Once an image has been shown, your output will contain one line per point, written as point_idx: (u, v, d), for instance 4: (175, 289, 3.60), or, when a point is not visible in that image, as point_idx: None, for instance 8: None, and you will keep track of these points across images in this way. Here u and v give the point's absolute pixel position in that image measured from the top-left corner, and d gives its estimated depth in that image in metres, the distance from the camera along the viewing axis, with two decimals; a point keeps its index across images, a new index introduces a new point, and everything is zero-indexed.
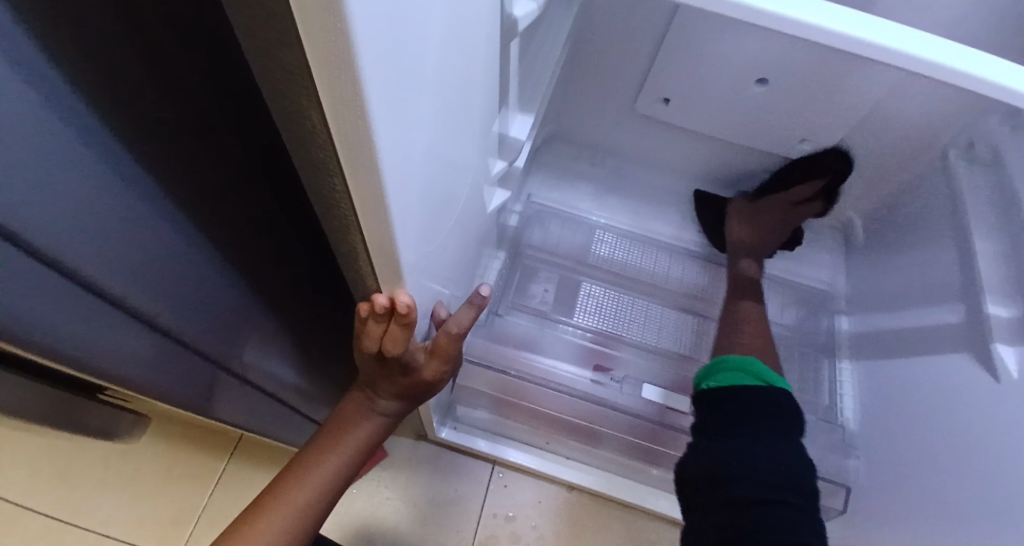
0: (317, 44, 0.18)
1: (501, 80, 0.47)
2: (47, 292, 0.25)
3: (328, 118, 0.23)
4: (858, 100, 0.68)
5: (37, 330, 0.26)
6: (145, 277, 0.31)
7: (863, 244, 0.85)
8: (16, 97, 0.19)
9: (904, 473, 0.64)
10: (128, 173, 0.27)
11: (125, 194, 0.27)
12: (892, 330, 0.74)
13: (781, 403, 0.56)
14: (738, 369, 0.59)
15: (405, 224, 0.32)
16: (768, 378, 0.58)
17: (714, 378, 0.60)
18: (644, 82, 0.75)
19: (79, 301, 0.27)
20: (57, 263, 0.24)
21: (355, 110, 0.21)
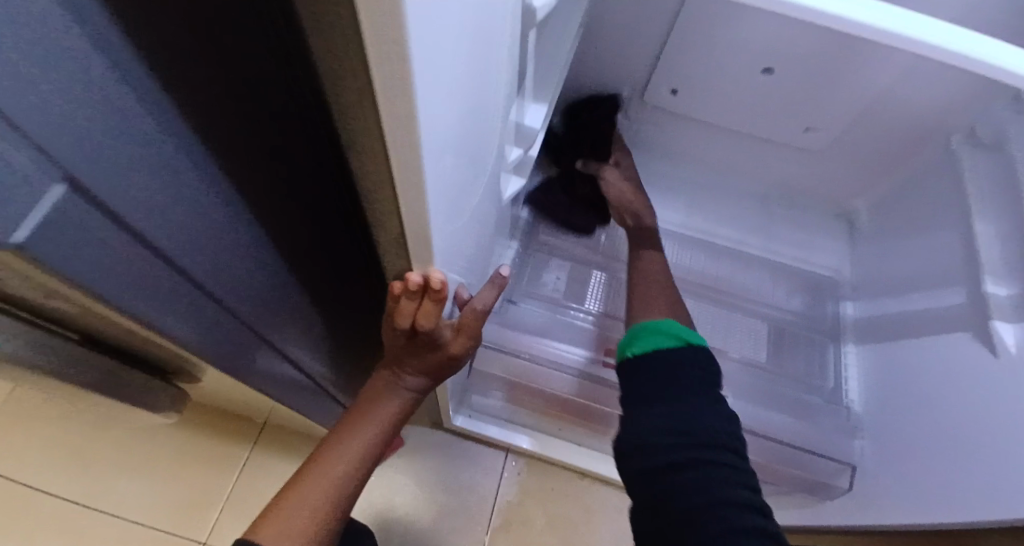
0: (380, 37, 0.21)
1: (520, 67, 0.49)
2: (106, 247, 0.28)
3: (378, 87, 0.25)
4: (863, 86, 0.70)
5: (98, 285, 0.28)
6: (187, 235, 0.34)
7: (866, 231, 0.87)
8: (90, 61, 0.22)
9: (906, 447, 0.66)
10: (180, 138, 0.30)
11: (175, 155, 0.30)
12: (896, 313, 0.76)
13: (696, 362, 0.55)
14: (656, 332, 0.57)
15: (437, 193, 0.35)
16: (686, 337, 0.56)
17: (637, 344, 0.58)
18: (654, 72, 0.77)
19: (133, 257, 0.30)
20: (118, 218, 0.27)
21: (402, 77, 0.23)
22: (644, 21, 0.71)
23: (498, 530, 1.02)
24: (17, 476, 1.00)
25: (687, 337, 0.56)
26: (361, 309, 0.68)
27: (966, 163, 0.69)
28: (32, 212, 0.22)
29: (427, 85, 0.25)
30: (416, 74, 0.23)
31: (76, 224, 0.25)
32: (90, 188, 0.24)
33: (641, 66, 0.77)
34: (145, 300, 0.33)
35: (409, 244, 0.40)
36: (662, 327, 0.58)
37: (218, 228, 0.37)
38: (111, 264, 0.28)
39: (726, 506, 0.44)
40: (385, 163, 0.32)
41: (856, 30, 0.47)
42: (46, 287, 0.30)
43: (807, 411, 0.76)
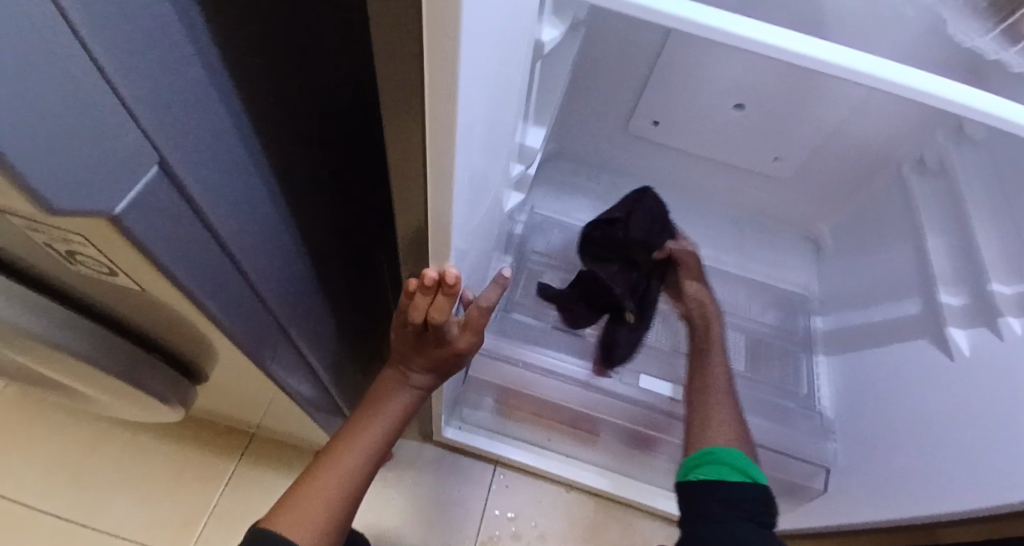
0: (436, 53, 0.27)
1: (526, 92, 0.55)
2: (175, 216, 0.32)
3: (425, 86, 0.30)
4: (822, 121, 0.79)
5: (166, 253, 0.33)
6: (236, 219, 0.38)
7: (831, 251, 0.94)
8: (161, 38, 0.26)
9: (872, 445, 0.72)
10: (231, 124, 0.35)
11: (228, 140, 0.35)
12: (860, 325, 0.83)
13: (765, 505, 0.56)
14: (731, 467, 0.57)
15: (460, 188, 0.40)
16: (752, 474, 0.57)
17: (699, 470, 0.58)
18: (637, 105, 0.84)
19: (194, 230, 0.34)
20: (185, 190, 0.32)
21: (446, 74, 0.29)
22: (629, 59, 0.78)
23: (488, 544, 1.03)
24: (10, 492, 1.03)
25: (753, 476, 0.57)
26: (362, 307, 0.73)
27: (916, 189, 0.77)
28: (131, 190, 0.28)
29: (464, 95, 0.31)
30: (459, 84, 0.29)
31: (152, 187, 0.29)
32: (176, 166, 0.30)
33: (627, 98, 0.84)
34: (200, 281, 0.37)
35: (430, 244, 0.46)
36: (729, 456, 0.58)
37: (262, 222, 0.42)
38: (178, 241, 0.33)
39: None
40: (420, 159, 0.38)
41: (813, 64, 0.54)
42: (115, 268, 0.35)
43: (782, 417, 0.81)
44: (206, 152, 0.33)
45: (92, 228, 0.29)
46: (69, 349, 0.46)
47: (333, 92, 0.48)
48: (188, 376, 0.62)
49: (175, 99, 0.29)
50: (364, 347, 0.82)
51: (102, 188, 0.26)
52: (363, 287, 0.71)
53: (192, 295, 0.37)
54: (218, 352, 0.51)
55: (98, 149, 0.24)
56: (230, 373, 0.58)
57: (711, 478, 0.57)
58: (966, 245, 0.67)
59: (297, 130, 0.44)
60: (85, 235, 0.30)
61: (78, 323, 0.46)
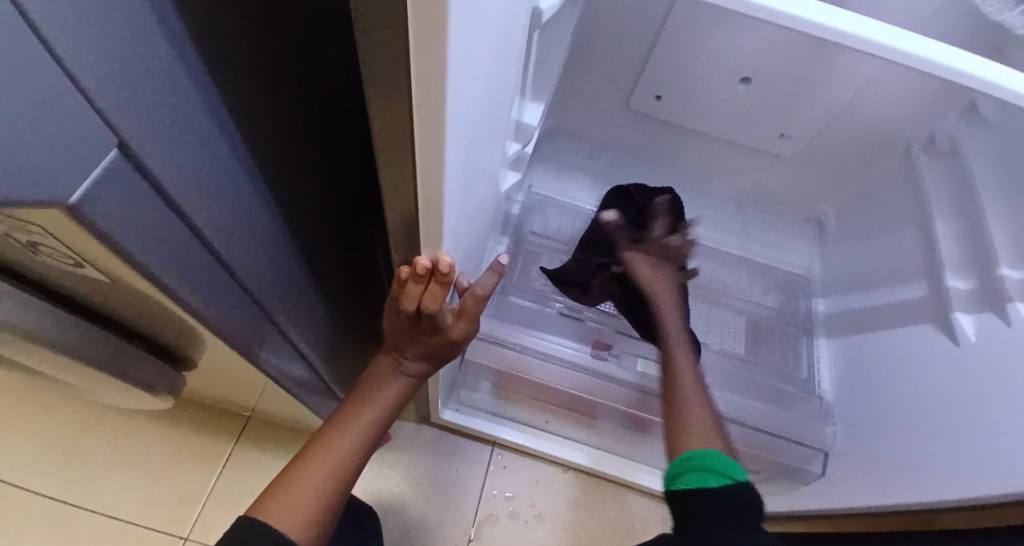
0: (423, 24, 0.25)
1: (524, 67, 0.52)
2: (144, 204, 0.30)
3: (411, 62, 0.28)
4: (830, 96, 0.76)
5: (135, 244, 0.30)
6: (213, 206, 0.36)
7: (835, 232, 0.92)
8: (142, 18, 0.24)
9: (871, 429, 0.71)
10: (206, 104, 0.32)
11: (202, 122, 0.33)
12: (863, 308, 0.82)
13: (752, 505, 0.49)
14: (703, 469, 0.52)
15: (452, 172, 0.38)
16: (734, 475, 0.51)
17: (680, 480, 0.53)
18: (639, 80, 0.81)
19: (166, 218, 0.32)
20: (152, 176, 0.29)
21: (434, 51, 0.26)
22: (630, 31, 0.75)
23: (485, 523, 1.04)
24: (4, 475, 1.03)
25: (735, 476, 0.51)
26: (354, 290, 0.71)
27: (925, 168, 0.75)
28: (89, 174, 0.25)
29: (455, 70, 0.28)
30: (448, 59, 0.27)
31: (114, 172, 0.27)
32: (141, 150, 0.28)
33: (628, 71, 0.81)
34: (174, 270, 0.35)
35: (421, 230, 0.43)
36: (708, 459, 0.53)
37: (241, 207, 0.39)
38: (147, 230, 0.31)
39: None
40: (408, 142, 0.35)
41: (820, 32, 0.51)
42: (81, 259, 0.33)
43: (782, 401, 0.80)
44: (175, 133, 0.30)
45: (48, 216, 0.27)
46: (45, 340, 0.44)
47: (316, 67, 0.45)
48: (175, 363, 0.60)
49: (137, 74, 0.26)
50: (358, 330, 0.80)
51: (55, 173, 0.23)
52: (355, 271, 0.69)
53: (166, 285, 0.35)
54: (206, 343, 0.49)
55: (45, 129, 0.22)
56: (217, 361, 0.57)
57: (692, 487, 0.52)
58: (975, 227, 0.65)
59: (277, 107, 0.41)
60: (42, 224, 0.28)
61: (54, 314, 0.44)
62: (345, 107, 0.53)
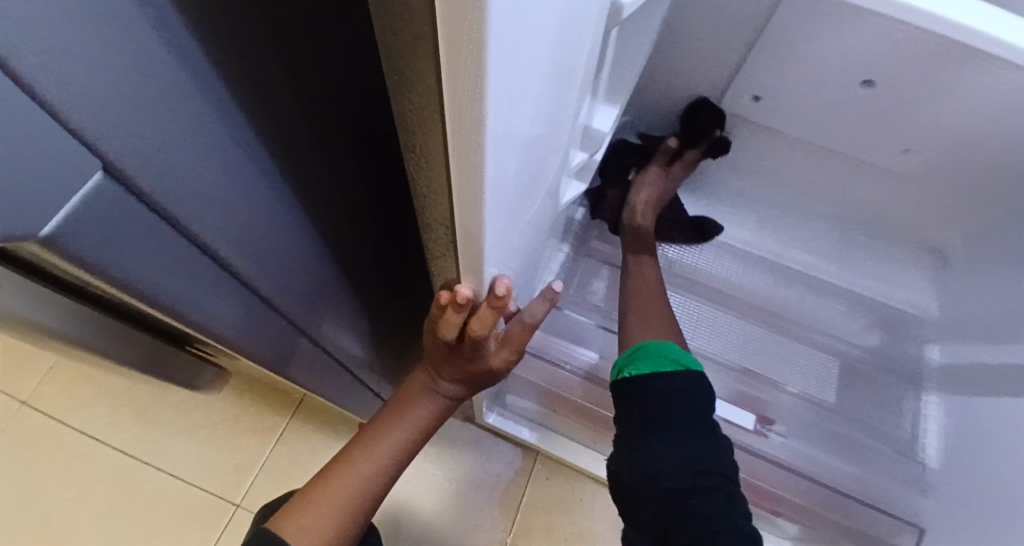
0: (457, 47, 0.18)
1: (595, 68, 0.45)
2: (154, 239, 0.26)
3: (445, 95, 0.22)
4: (974, 111, 0.62)
5: (141, 281, 0.27)
6: (237, 232, 0.32)
7: (959, 268, 0.77)
8: (135, 42, 0.20)
9: (981, 515, 0.60)
10: (233, 127, 0.28)
11: (227, 146, 0.29)
12: (983, 365, 0.69)
13: (696, 387, 0.54)
14: (656, 355, 0.56)
15: (496, 203, 0.32)
16: (685, 362, 0.55)
17: (633, 366, 0.56)
18: (734, 79, 0.71)
19: (179, 250, 0.29)
20: (163, 211, 0.26)
21: (476, 86, 0.20)
22: (727, 23, 0.65)
23: (523, 534, 1.00)
24: (84, 428, 1.10)
25: (686, 362, 0.55)
26: (404, 295, 0.68)
27: None
28: (66, 205, 0.21)
29: (501, 98, 0.22)
30: (489, 89, 0.20)
31: (119, 211, 0.23)
32: (150, 189, 0.24)
33: (724, 67, 0.70)
34: (187, 294, 0.31)
35: (462, 259, 0.38)
36: (661, 349, 0.56)
37: (267, 222, 0.35)
38: (157, 264, 0.28)
39: (734, 528, 0.48)
40: (447, 174, 0.30)
41: None
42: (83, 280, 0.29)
43: (870, 459, 0.70)
44: (186, 151, 0.25)
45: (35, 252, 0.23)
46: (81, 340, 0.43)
47: (361, 64, 0.40)
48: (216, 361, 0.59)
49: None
50: (405, 333, 0.76)
51: (20, 213, 0.19)
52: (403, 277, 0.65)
53: (178, 311, 0.31)
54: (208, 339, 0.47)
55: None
56: None
57: (645, 372, 0.55)
58: None
59: (315, 113, 0.36)
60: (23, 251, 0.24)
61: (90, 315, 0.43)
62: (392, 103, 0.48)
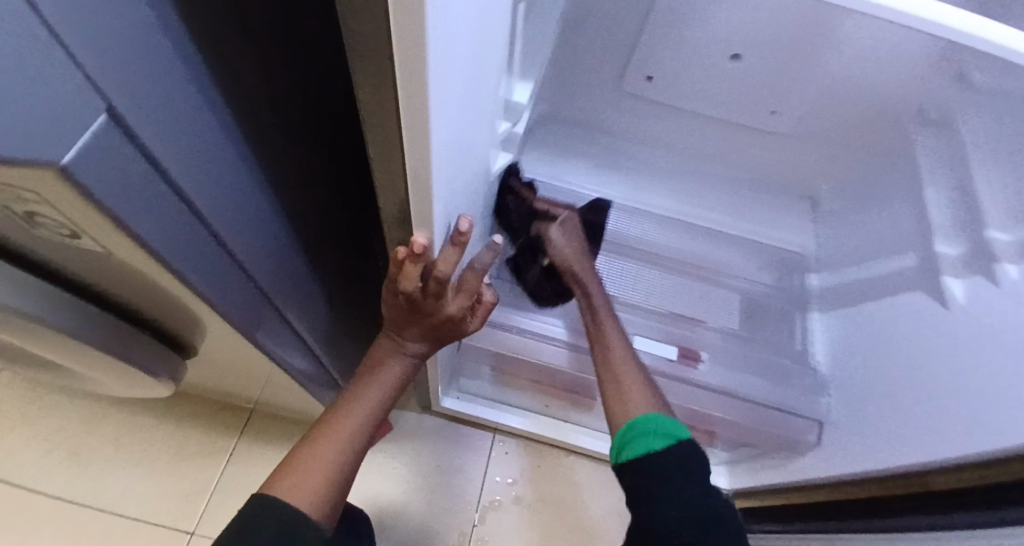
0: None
1: (508, 44, 0.52)
2: (137, 174, 0.31)
3: (393, 36, 0.29)
4: (825, 71, 0.74)
5: (127, 214, 0.31)
6: (202, 177, 0.37)
7: (828, 208, 0.91)
8: None
9: (869, 401, 0.71)
10: (179, 74, 0.33)
11: (179, 92, 0.34)
12: (856, 281, 0.82)
13: (692, 459, 0.54)
14: (646, 433, 0.56)
15: (438, 143, 0.39)
16: (676, 434, 0.56)
17: (629, 448, 0.56)
18: (629, 61, 0.81)
19: (155, 192, 0.33)
20: (142, 144, 0.31)
21: (416, 22, 0.27)
22: (619, 10, 0.74)
23: (489, 509, 1.04)
24: (11, 477, 1.02)
25: (677, 435, 0.56)
26: (347, 264, 0.72)
27: (917, 139, 0.75)
28: (66, 120, 0.25)
29: (435, 36, 0.29)
30: (427, 24, 0.27)
31: (106, 143, 0.28)
32: (126, 115, 0.29)
33: (620, 52, 0.80)
34: (169, 236, 0.36)
35: (412, 202, 0.44)
36: (649, 424, 0.57)
37: (225, 174, 0.40)
38: (142, 200, 0.32)
39: None
40: (395, 113, 0.36)
41: None
42: (76, 228, 0.33)
43: (780, 374, 0.80)
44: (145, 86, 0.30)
45: (37, 181, 0.27)
46: (55, 323, 0.45)
47: (279, 35, 0.45)
48: (180, 352, 0.61)
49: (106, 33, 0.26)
50: (353, 312, 0.80)
51: (31, 127, 0.23)
52: (341, 247, 0.69)
53: (163, 258, 0.36)
54: (175, 315, 0.50)
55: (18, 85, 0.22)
56: (219, 345, 0.57)
57: (641, 453, 0.55)
58: (967, 195, 0.65)
59: (251, 74, 0.42)
60: (35, 188, 0.28)
61: (64, 297, 0.45)
62: (320, 76, 0.53)
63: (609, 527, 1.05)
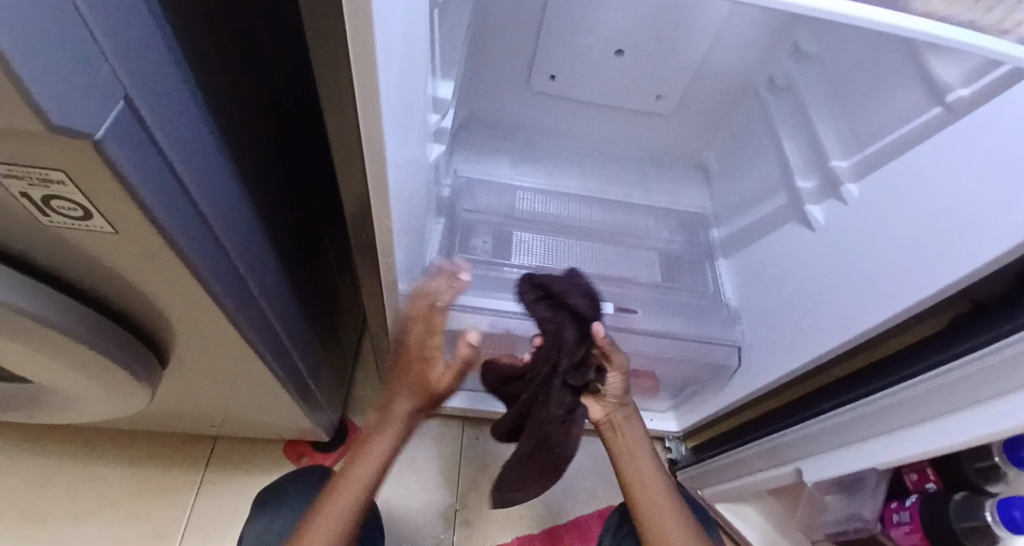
0: None
1: (431, 45, 0.63)
2: (144, 152, 0.37)
3: (348, 26, 0.37)
4: (692, 57, 0.90)
5: (142, 186, 0.37)
6: (188, 160, 0.43)
7: (717, 172, 1.08)
8: None
9: (769, 316, 0.85)
10: (168, 71, 0.40)
11: (170, 87, 0.40)
12: (743, 226, 0.97)
13: None
14: None
15: (388, 118, 0.47)
16: None
17: None
18: (535, 63, 0.93)
19: (159, 171, 0.39)
20: (147, 126, 0.37)
21: (365, 12, 0.36)
22: (519, 20, 0.87)
23: (468, 494, 1.10)
24: None
25: None
26: (306, 266, 0.78)
27: (772, 102, 0.92)
28: (96, 101, 0.32)
29: (381, 23, 0.38)
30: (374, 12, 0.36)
31: (122, 122, 0.34)
32: (135, 99, 0.35)
33: (526, 55, 0.92)
34: (170, 213, 0.42)
35: (369, 175, 0.52)
36: None
37: (207, 168, 0.47)
38: (150, 177, 0.38)
39: None
40: (351, 94, 0.44)
41: None
42: (92, 209, 0.39)
43: (698, 313, 0.93)
44: (144, 79, 0.37)
45: (70, 157, 0.33)
46: (56, 324, 0.49)
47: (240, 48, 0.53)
48: (159, 357, 0.64)
49: (120, 41, 0.34)
50: (315, 313, 0.86)
51: (71, 102, 0.30)
52: (301, 253, 0.76)
53: (168, 235, 0.42)
54: (163, 310, 0.54)
55: (71, 74, 0.29)
56: (200, 340, 0.62)
57: None
58: (814, 137, 0.82)
59: (223, 85, 0.49)
60: (64, 166, 0.34)
61: (56, 297, 0.49)
62: (272, 92, 0.61)
63: (579, 490, 1.14)
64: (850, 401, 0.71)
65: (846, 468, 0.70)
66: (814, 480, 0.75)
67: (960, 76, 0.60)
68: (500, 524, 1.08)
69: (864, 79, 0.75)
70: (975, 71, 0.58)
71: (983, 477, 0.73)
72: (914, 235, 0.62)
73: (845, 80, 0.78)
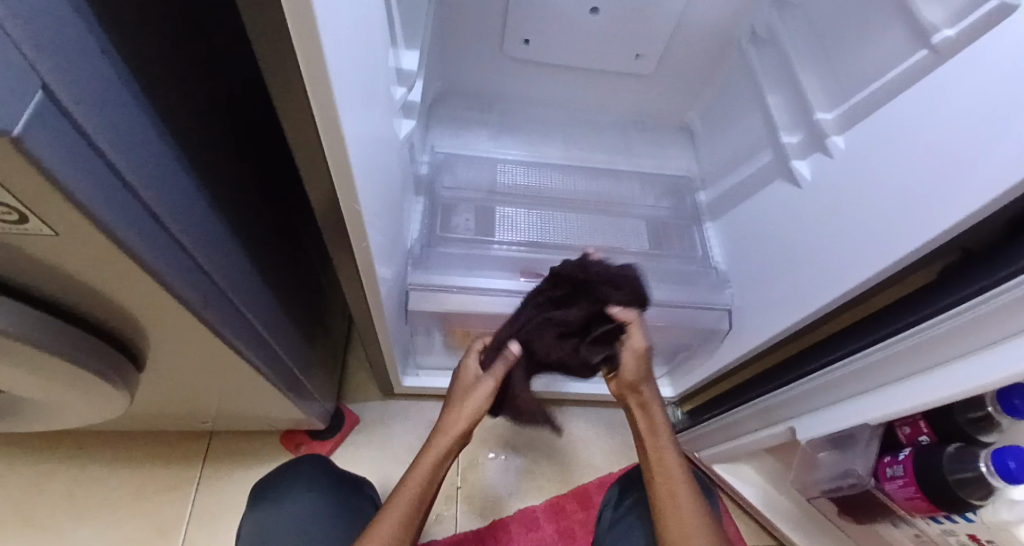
0: None
1: (388, 13, 0.59)
2: (73, 146, 0.34)
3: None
4: (669, 14, 0.86)
5: (73, 182, 0.35)
6: (127, 152, 0.41)
7: (701, 132, 1.05)
8: None
9: (758, 278, 0.84)
10: (93, 56, 0.37)
11: (96, 74, 0.37)
12: (729, 187, 0.95)
13: None
14: None
15: (341, 94, 0.44)
16: None
17: None
18: (506, 28, 0.89)
19: (92, 164, 0.37)
20: (72, 118, 0.34)
21: None
22: None
23: (468, 472, 1.10)
24: None
25: None
26: (278, 255, 0.76)
27: (754, 55, 0.88)
28: (8, 92, 0.29)
29: None
30: None
31: (44, 114, 0.32)
32: (55, 88, 0.32)
33: (496, 20, 0.88)
34: (111, 209, 0.39)
35: (329, 155, 0.49)
36: None
37: (150, 157, 0.44)
38: (83, 172, 0.36)
39: None
40: (298, 71, 0.41)
41: None
42: (27, 211, 0.36)
43: (687, 279, 0.91)
44: (65, 65, 0.34)
45: None
46: (17, 334, 0.47)
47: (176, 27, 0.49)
48: (133, 358, 0.63)
49: (33, 26, 0.31)
50: (295, 302, 0.84)
51: None
52: (273, 241, 0.73)
53: (112, 232, 0.40)
54: (124, 311, 0.52)
55: None
56: (171, 338, 0.60)
57: None
58: (797, 91, 0.79)
59: (159, 69, 0.46)
60: None
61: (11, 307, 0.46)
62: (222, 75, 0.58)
63: (579, 461, 1.14)
64: (841, 359, 0.70)
65: (838, 425, 0.70)
66: (806, 438, 0.75)
67: (944, 16, 0.58)
68: (503, 499, 1.09)
69: (847, 27, 0.72)
70: (960, 10, 0.56)
71: (977, 427, 0.74)
72: (901, 187, 0.60)
73: (827, 27, 0.74)
